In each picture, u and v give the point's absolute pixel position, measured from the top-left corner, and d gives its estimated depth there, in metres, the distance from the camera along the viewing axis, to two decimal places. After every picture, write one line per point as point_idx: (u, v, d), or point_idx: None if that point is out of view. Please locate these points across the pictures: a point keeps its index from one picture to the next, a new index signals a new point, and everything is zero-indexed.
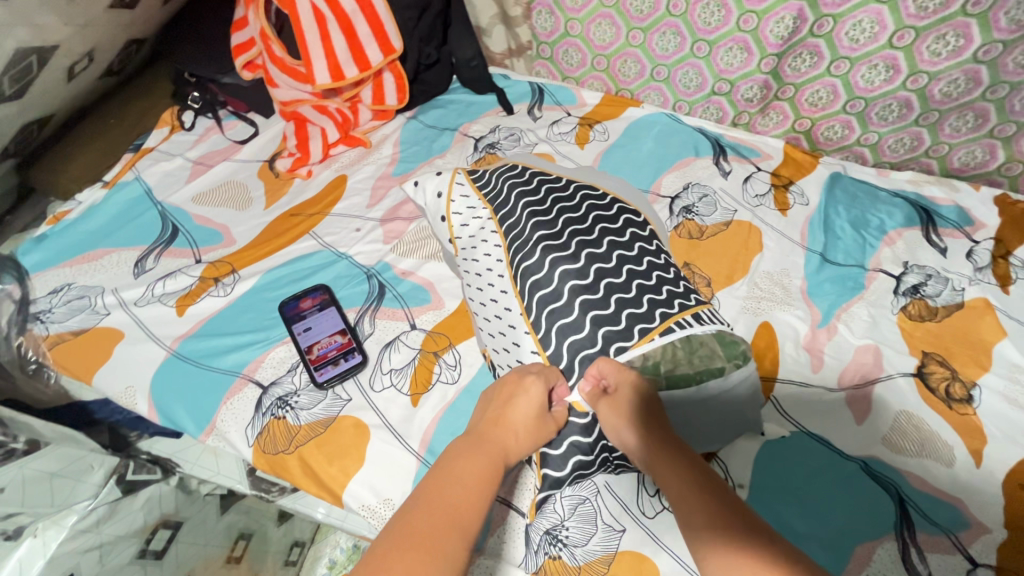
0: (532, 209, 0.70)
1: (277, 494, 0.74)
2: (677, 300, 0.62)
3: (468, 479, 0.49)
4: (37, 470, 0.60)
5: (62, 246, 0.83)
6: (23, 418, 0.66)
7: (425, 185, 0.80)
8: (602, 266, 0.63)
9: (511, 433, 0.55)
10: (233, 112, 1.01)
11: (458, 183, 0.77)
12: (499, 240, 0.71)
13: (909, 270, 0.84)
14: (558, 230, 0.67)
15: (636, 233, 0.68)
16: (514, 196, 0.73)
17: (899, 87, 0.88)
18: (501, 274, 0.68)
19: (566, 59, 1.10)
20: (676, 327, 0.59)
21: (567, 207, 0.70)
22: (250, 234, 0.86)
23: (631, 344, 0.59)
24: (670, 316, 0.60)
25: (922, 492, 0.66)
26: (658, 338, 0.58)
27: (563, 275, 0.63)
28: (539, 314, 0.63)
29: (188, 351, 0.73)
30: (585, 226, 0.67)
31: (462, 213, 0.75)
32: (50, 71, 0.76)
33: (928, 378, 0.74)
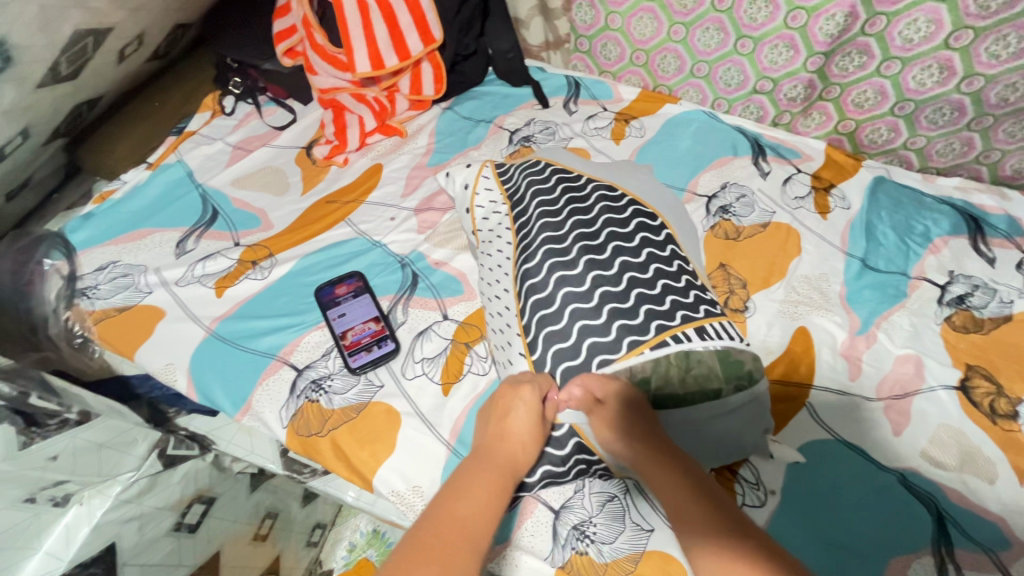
0: (544, 208, 0.70)
1: (309, 476, 0.73)
2: (702, 306, 0.62)
3: (478, 497, 0.50)
4: (86, 440, 0.62)
5: (109, 225, 0.86)
6: (74, 391, 0.68)
7: (454, 177, 0.81)
8: (600, 273, 0.62)
9: (518, 447, 0.56)
10: (271, 98, 1.02)
11: (483, 176, 0.78)
12: (510, 237, 0.71)
13: (955, 279, 0.81)
14: (563, 233, 0.66)
15: (647, 239, 0.67)
16: (529, 201, 0.72)
17: (952, 90, 0.84)
18: (508, 288, 0.68)
19: (604, 53, 1.09)
20: (671, 341, 0.58)
21: (579, 209, 0.69)
22: (288, 219, 0.87)
23: (618, 356, 0.58)
24: (669, 329, 0.59)
25: (961, 507, 0.64)
26: (648, 352, 0.58)
27: (559, 281, 0.63)
28: (536, 334, 0.62)
29: (226, 331, 0.75)
30: (593, 232, 0.66)
31: (484, 206, 0.76)
32: (103, 52, 0.78)
33: (972, 391, 0.71)
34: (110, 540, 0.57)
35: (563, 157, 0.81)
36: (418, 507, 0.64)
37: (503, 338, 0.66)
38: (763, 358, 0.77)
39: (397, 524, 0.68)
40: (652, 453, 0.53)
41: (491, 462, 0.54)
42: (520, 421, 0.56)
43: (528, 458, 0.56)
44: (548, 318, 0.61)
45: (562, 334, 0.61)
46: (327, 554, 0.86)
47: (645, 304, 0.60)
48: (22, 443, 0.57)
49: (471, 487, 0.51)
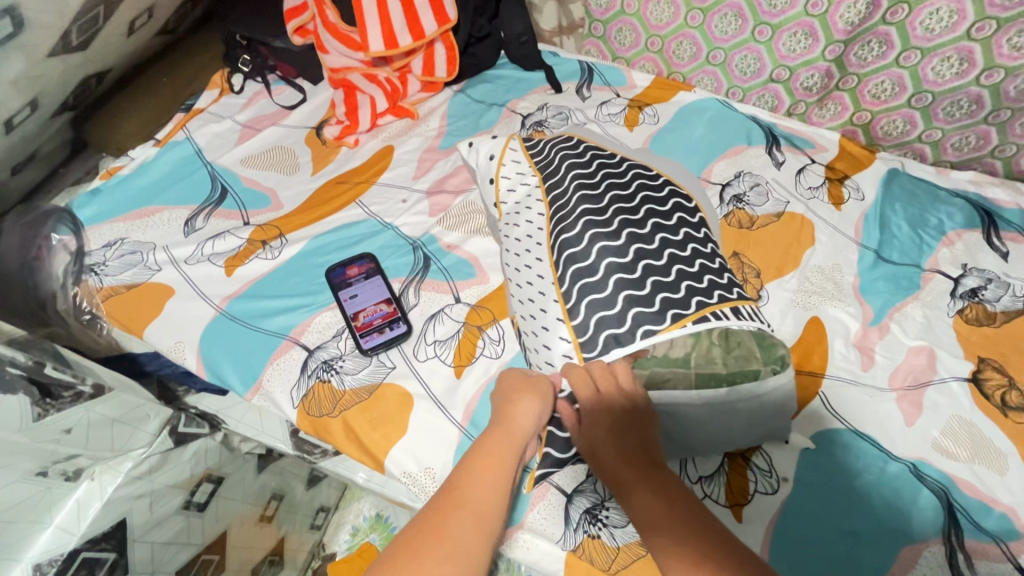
0: (581, 180, 0.69)
1: (319, 457, 0.74)
2: (735, 288, 0.63)
3: (484, 476, 0.47)
4: (100, 415, 0.61)
5: (117, 202, 0.84)
6: (86, 363, 0.66)
7: (480, 147, 0.81)
8: (642, 246, 0.63)
9: (522, 413, 0.55)
10: (281, 77, 1.00)
11: (511, 148, 0.77)
12: (542, 208, 0.70)
13: (968, 272, 0.81)
14: (602, 205, 0.66)
15: (683, 218, 0.67)
16: (565, 173, 0.71)
17: (971, 82, 0.84)
18: (542, 259, 0.67)
19: (619, 39, 1.08)
20: (712, 318, 0.59)
21: (617, 183, 0.69)
22: (298, 199, 0.86)
23: (663, 327, 0.58)
24: (708, 306, 0.60)
25: (973, 498, 0.64)
26: (692, 325, 0.58)
27: (601, 251, 0.63)
28: (577, 301, 0.62)
29: (237, 311, 0.74)
30: (632, 206, 0.66)
31: (511, 177, 0.75)
32: (113, 24, 0.76)
33: (984, 384, 0.71)
34: (121, 515, 0.57)
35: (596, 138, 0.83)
36: (430, 489, 0.64)
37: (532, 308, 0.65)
38: None
39: (408, 504, 0.68)
40: (637, 467, 0.50)
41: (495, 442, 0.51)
42: (527, 405, 0.55)
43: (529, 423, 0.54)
44: (589, 287, 0.61)
45: (607, 301, 0.61)
46: (330, 537, 0.89)
47: (686, 280, 0.61)
48: (37, 414, 0.56)
49: (477, 467, 0.48)
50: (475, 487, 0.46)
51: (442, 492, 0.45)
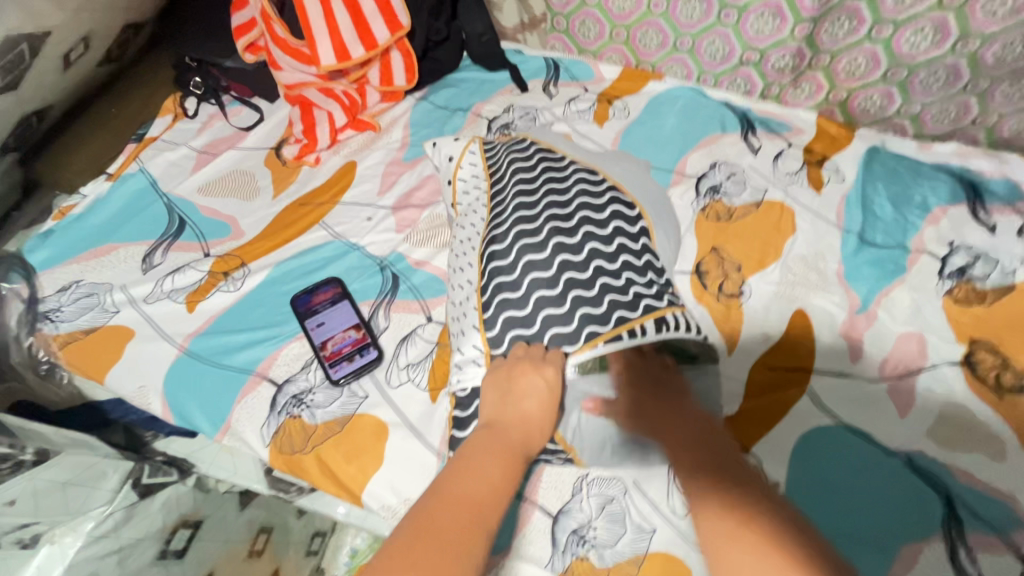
0: (520, 186, 0.68)
1: (296, 494, 0.71)
2: (666, 295, 0.60)
3: (493, 474, 0.44)
4: (48, 480, 0.59)
5: (68, 242, 0.81)
6: (34, 427, 0.65)
7: (441, 147, 0.78)
8: (568, 258, 0.60)
9: (529, 405, 0.52)
10: (236, 98, 0.96)
11: (470, 151, 0.75)
12: (483, 213, 0.69)
13: (955, 250, 0.78)
14: (535, 214, 0.64)
15: (620, 228, 0.63)
16: (507, 190, 0.69)
17: (947, 52, 0.81)
18: (472, 280, 0.64)
19: (583, 31, 1.04)
20: (626, 336, 0.56)
21: (556, 188, 0.67)
22: (259, 225, 0.83)
23: (574, 350, 0.57)
24: (628, 321, 0.57)
25: (972, 489, 0.62)
26: (603, 345, 0.56)
27: (527, 267, 0.60)
28: (495, 318, 0.60)
29: (199, 348, 0.72)
30: (565, 214, 0.63)
31: (467, 180, 0.74)
32: (46, 58, 0.74)
33: (977, 366, 0.69)
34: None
35: (559, 142, 0.76)
36: None
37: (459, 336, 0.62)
38: (762, 343, 0.74)
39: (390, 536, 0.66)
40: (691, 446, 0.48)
41: (501, 443, 0.48)
42: (533, 403, 0.53)
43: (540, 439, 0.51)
44: (515, 319, 0.59)
45: (526, 319, 0.59)
46: (330, 563, 0.75)
47: (609, 295, 0.58)
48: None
49: (480, 462, 0.45)
50: (478, 475, 0.43)
51: (446, 481, 0.42)
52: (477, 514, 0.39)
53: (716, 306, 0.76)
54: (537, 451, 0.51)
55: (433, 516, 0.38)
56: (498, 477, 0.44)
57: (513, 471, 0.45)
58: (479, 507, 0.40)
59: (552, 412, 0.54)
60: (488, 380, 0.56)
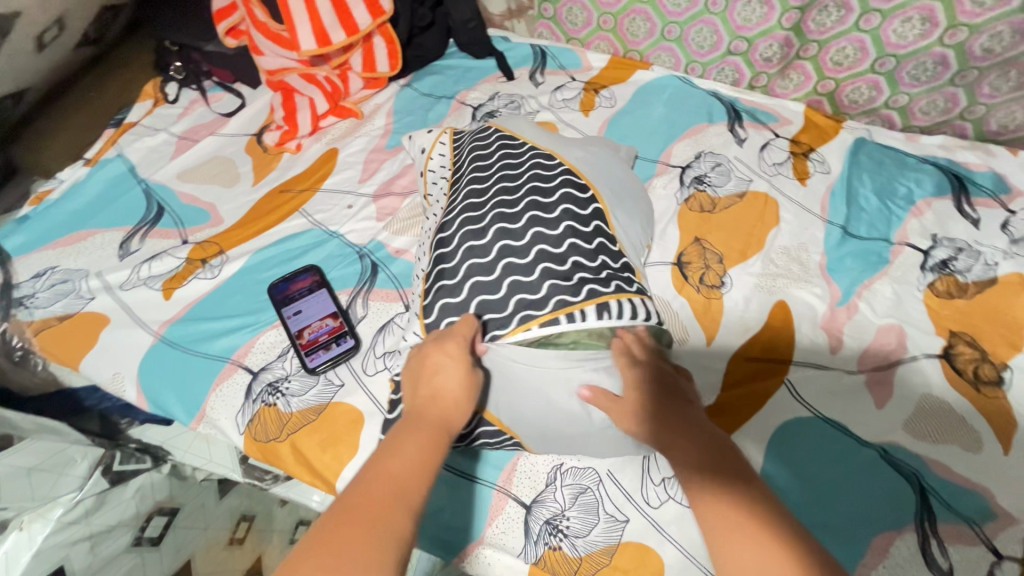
0: (474, 175, 0.68)
1: (271, 482, 0.72)
2: (614, 282, 0.59)
3: (410, 450, 0.40)
4: (13, 466, 0.60)
5: (44, 228, 0.80)
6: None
7: (415, 139, 0.80)
8: (509, 244, 0.60)
9: (446, 380, 0.48)
10: (218, 83, 0.95)
11: (439, 142, 0.76)
12: (443, 203, 0.69)
13: (938, 243, 0.78)
14: (483, 202, 0.64)
15: (569, 210, 0.62)
16: (461, 181, 0.69)
17: (935, 43, 0.80)
18: (422, 270, 0.65)
19: (570, 19, 1.03)
20: (564, 320, 0.56)
21: (509, 175, 0.66)
22: (238, 212, 0.82)
23: (504, 333, 0.56)
24: (569, 305, 0.56)
25: (945, 481, 0.62)
26: (536, 328, 0.56)
27: (467, 253, 0.60)
28: (433, 305, 0.59)
29: (175, 336, 0.71)
30: (513, 200, 0.63)
31: (435, 170, 0.74)
32: (15, 39, 0.74)
33: (955, 359, 0.69)
34: (58, 562, 0.58)
35: (514, 125, 0.75)
36: None
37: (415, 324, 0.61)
38: (742, 335, 0.73)
39: None
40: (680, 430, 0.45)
41: (420, 420, 0.44)
42: (449, 374, 0.48)
43: (463, 413, 0.47)
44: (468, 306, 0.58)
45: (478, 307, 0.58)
46: None
47: (550, 279, 0.57)
48: None
49: (399, 444, 0.40)
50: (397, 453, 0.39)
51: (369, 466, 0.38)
52: (394, 496, 0.36)
53: (696, 297, 0.76)
54: (464, 421, 0.46)
55: (353, 500, 0.35)
56: (418, 452, 0.40)
57: (436, 444, 0.42)
58: (397, 492, 0.36)
59: (470, 379, 0.49)
60: (409, 367, 0.51)
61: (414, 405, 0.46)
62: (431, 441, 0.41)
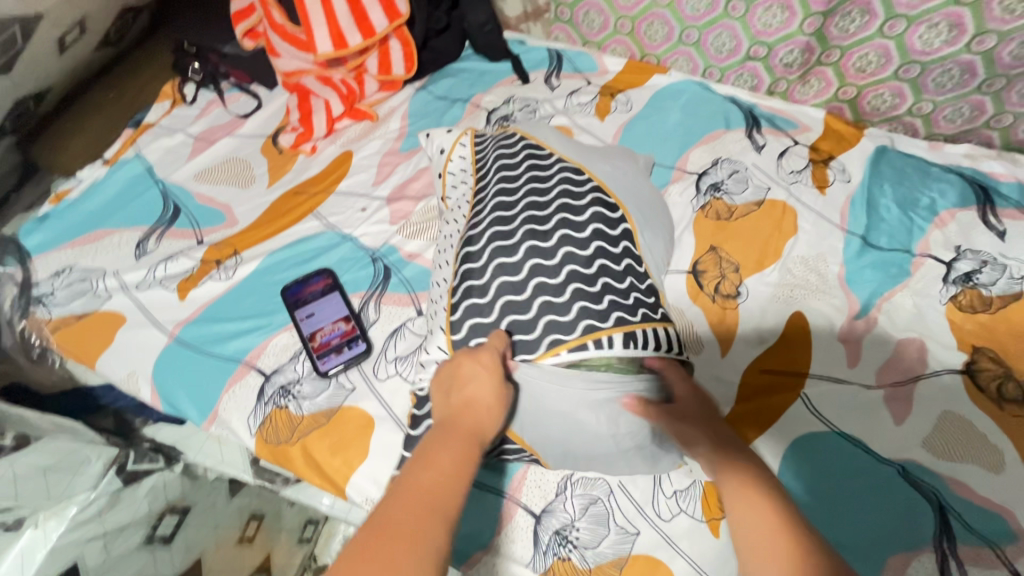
0: (501, 185, 0.67)
1: (281, 484, 0.72)
2: (641, 309, 0.59)
3: (447, 460, 0.40)
4: (28, 466, 0.61)
5: (62, 227, 0.81)
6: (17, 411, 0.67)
7: (434, 138, 0.78)
8: (539, 262, 0.59)
9: (477, 389, 0.48)
10: (235, 85, 0.96)
11: (460, 143, 0.75)
12: (466, 209, 0.69)
13: (962, 255, 0.76)
14: (512, 213, 0.63)
15: (599, 231, 0.62)
16: (488, 190, 0.68)
17: (962, 50, 0.78)
18: (445, 279, 0.64)
19: (587, 22, 1.02)
20: (592, 346, 0.56)
21: (537, 188, 0.66)
22: (253, 213, 0.83)
23: (534, 357, 0.56)
24: (597, 330, 0.56)
25: (965, 500, 0.60)
26: (565, 354, 0.56)
27: (496, 270, 0.60)
28: (461, 320, 0.59)
29: (190, 336, 0.72)
30: (543, 215, 0.63)
31: (456, 173, 0.74)
32: (37, 41, 0.75)
33: (977, 375, 0.67)
34: (71, 560, 0.59)
35: (546, 134, 0.74)
36: None
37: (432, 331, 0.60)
38: (757, 346, 0.72)
39: None
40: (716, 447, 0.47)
41: (452, 429, 0.44)
42: (480, 384, 0.49)
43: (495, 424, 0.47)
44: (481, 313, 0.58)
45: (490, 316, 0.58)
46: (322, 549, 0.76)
47: (580, 301, 0.57)
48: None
49: (437, 453, 0.40)
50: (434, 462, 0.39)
51: (404, 479, 0.38)
52: (432, 507, 0.35)
53: (711, 307, 0.75)
54: (495, 432, 0.46)
55: (392, 515, 0.34)
56: (453, 463, 0.40)
57: (473, 455, 0.41)
58: (434, 501, 0.36)
59: (502, 389, 0.50)
60: (436, 380, 0.52)
61: (447, 415, 0.46)
62: (466, 451, 0.41)
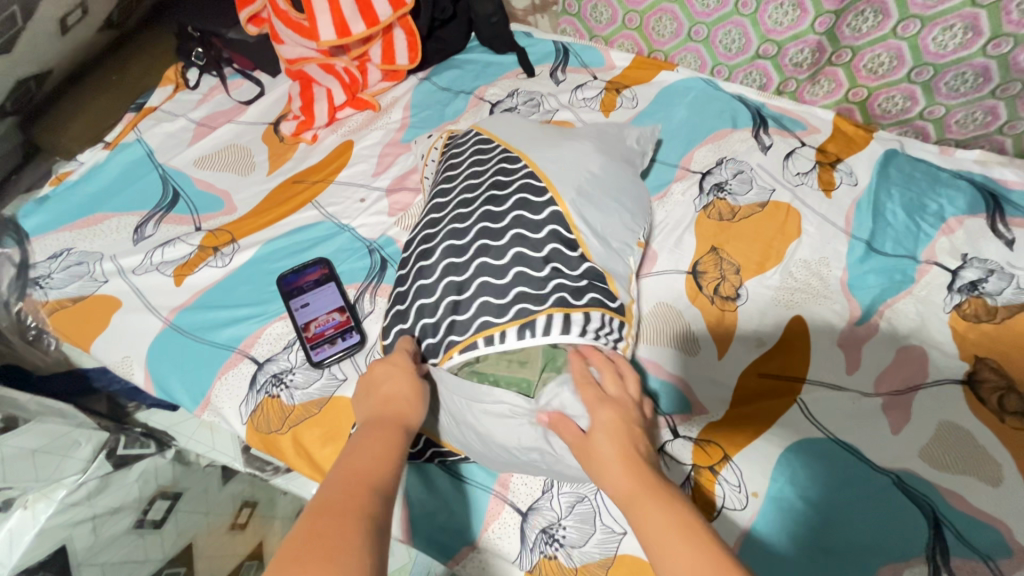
0: (494, 177, 0.65)
1: (272, 474, 0.79)
2: (555, 296, 0.56)
3: (374, 452, 0.41)
4: (15, 447, 0.61)
5: (62, 209, 0.81)
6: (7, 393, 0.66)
7: (417, 146, 0.82)
8: (524, 250, 0.59)
9: (393, 387, 0.50)
10: (238, 70, 0.96)
11: (432, 148, 0.77)
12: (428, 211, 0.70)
13: (968, 263, 0.74)
14: (466, 213, 0.63)
15: (558, 231, 0.60)
16: (437, 192, 0.69)
17: (976, 53, 0.76)
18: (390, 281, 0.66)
19: (595, 16, 1.01)
20: (480, 343, 0.55)
21: (531, 181, 0.63)
22: (252, 201, 0.82)
23: (437, 360, 0.57)
24: (490, 327, 0.56)
25: (962, 512, 0.58)
26: (457, 356, 0.56)
27: (479, 268, 0.59)
28: (442, 318, 0.58)
29: (185, 323, 0.71)
30: (498, 212, 0.61)
31: (430, 177, 0.76)
32: (37, 23, 0.75)
33: (978, 387, 0.65)
34: (60, 541, 0.59)
35: (501, 128, 0.73)
36: None
37: (424, 324, 0.59)
38: (754, 350, 0.72)
39: None
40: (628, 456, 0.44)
41: (379, 426, 0.45)
42: (394, 382, 0.51)
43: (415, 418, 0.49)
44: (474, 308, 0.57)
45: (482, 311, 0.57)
46: None
47: (556, 278, 0.57)
48: None
49: (365, 447, 0.42)
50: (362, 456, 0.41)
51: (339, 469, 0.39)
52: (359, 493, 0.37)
53: (709, 308, 0.74)
54: (415, 422, 0.49)
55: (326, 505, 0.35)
56: (380, 456, 0.41)
57: (397, 448, 0.43)
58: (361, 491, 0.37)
59: (416, 383, 0.52)
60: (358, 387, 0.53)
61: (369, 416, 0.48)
62: (390, 446, 0.43)
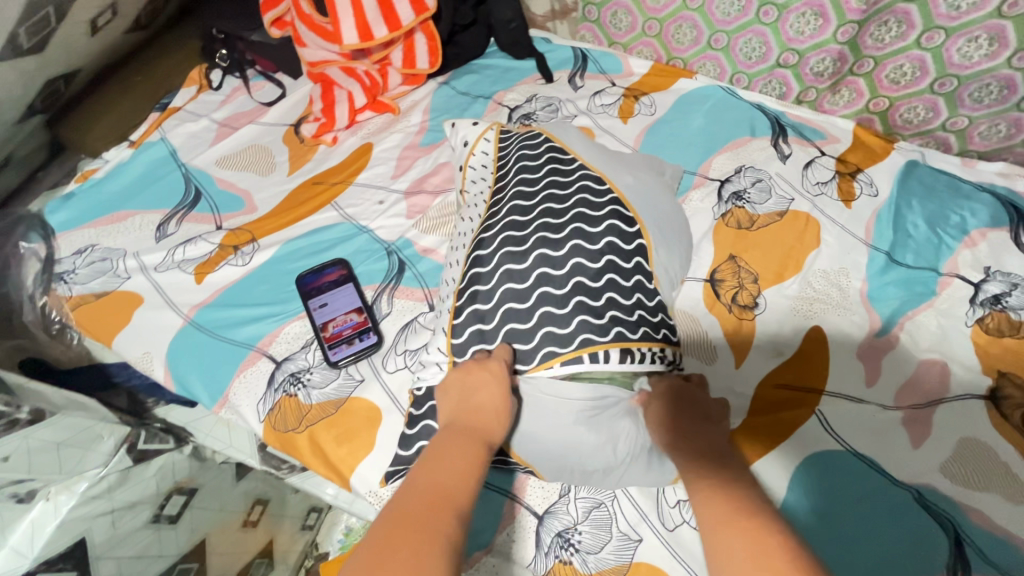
0: (520, 188, 0.66)
1: (288, 472, 0.75)
2: (643, 327, 0.58)
3: (459, 464, 0.42)
4: (42, 440, 0.62)
5: (86, 206, 0.83)
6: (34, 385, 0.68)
7: (459, 129, 0.79)
8: (548, 271, 0.59)
9: (483, 396, 0.50)
10: (260, 73, 0.97)
11: (484, 138, 0.75)
12: (483, 209, 0.69)
13: (992, 277, 0.73)
14: (528, 219, 0.62)
15: (613, 244, 0.61)
16: (504, 193, 0.67)
17: (1001, 65, 0.75)
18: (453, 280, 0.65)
19: (614, 23, 1.01)
20: (586, 359, 0.55)
21: (556, 195, 0.64)
22: (272, 201, 0.83)
23: (529, 368, 0.56)
24: (593, 344, 0.56)
25: (984, 530, 0.57)
26: (559, 367, 0.56)
27: (505, 275, 0.59)
28: (465, 328, 0.59)
29: (204, 320, 0.72)
30: (557, 224, 0.61)
31: (477, 168, 0.73)
32: (69, 24, 0.76)
33: (1001, 403, 0.65)
34: (79, 534, 0.59)
35: (576, 142, 0.73)
36: None
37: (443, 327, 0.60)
38: (772, 360, 0.71)
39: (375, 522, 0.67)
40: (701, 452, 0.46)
41: (462, 432, 0.47)
42: (489, 392, 0.51)
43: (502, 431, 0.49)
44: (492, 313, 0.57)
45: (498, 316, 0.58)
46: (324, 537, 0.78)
47: (578, 296, 0.57)
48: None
49: (443, 454, 0.43)
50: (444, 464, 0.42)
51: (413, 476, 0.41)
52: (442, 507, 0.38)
53: (726, 316, 0.74)
54: (500, 437, 0.49)
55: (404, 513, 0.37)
56: (463, 464, 0.43)
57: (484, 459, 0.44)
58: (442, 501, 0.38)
59: (508, 398, 0.52)
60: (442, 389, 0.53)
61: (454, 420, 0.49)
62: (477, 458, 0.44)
